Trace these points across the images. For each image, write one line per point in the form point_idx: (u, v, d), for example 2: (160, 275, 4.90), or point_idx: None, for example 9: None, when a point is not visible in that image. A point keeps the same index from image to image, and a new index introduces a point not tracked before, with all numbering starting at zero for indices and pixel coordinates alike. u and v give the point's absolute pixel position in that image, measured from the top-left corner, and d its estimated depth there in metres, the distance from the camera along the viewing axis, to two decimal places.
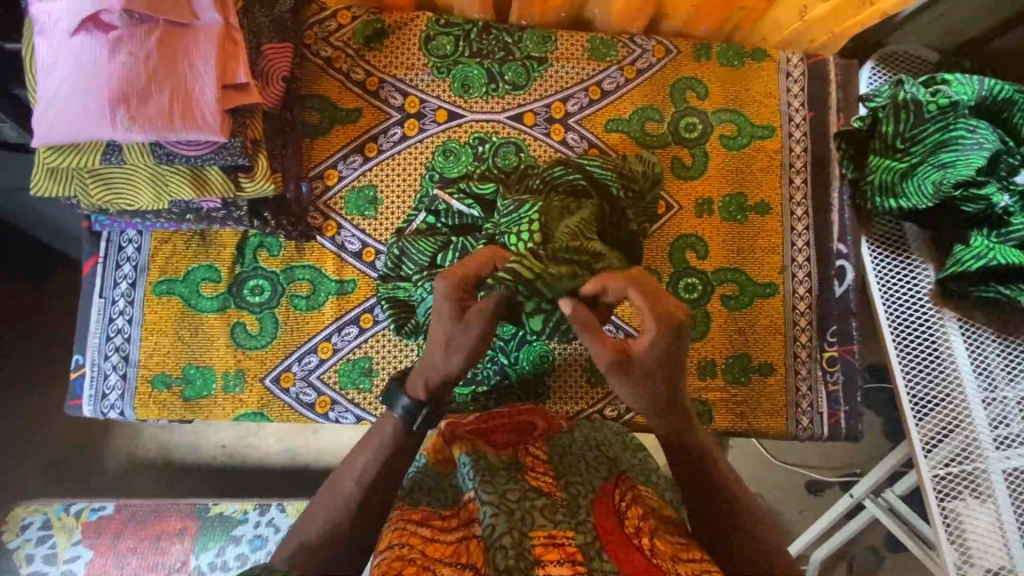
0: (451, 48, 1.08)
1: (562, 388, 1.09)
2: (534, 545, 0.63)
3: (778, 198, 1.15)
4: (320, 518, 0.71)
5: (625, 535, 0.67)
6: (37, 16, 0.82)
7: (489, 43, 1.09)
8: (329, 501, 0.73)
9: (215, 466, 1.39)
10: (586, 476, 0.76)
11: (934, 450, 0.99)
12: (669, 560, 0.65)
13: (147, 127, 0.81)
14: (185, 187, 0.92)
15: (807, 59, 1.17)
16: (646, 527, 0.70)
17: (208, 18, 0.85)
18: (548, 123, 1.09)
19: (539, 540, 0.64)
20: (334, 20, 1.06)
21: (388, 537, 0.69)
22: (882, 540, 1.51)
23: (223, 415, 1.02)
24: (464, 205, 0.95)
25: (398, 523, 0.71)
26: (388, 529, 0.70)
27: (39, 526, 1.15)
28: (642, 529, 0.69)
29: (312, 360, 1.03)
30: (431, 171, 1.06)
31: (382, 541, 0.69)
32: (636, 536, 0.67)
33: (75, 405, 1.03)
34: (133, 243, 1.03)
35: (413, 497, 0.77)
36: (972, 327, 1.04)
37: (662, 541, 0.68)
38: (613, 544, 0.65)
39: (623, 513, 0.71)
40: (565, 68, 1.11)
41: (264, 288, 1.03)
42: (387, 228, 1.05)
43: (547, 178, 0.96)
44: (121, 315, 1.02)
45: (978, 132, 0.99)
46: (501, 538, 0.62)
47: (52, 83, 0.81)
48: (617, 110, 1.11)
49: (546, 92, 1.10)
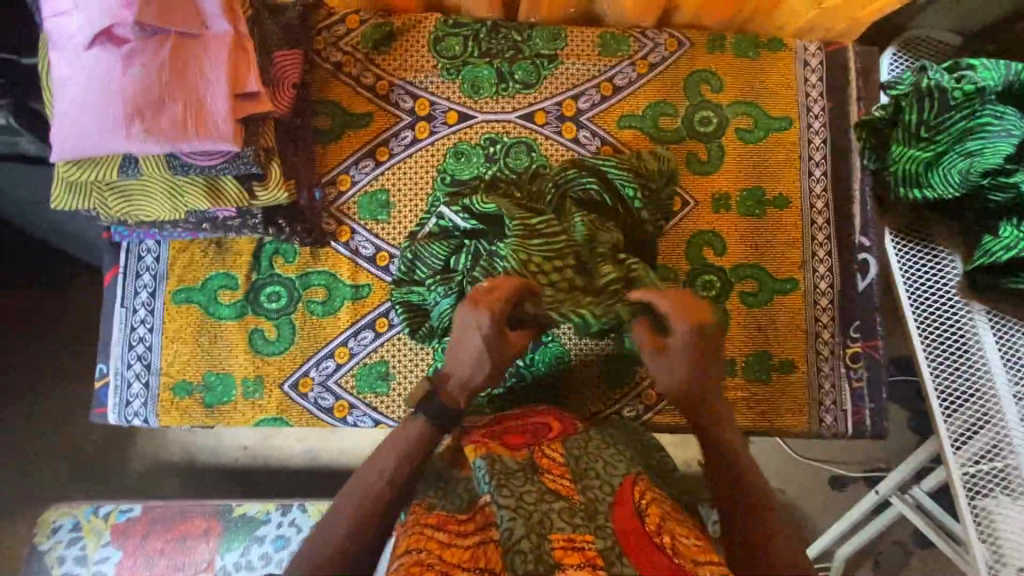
0: (460, 48, 1.07)
1: (580, 389, 1.08)
2: (552, 548, 0.65)
3: (797, 191, 1.12)
4: (330, 533, 0.70)
5: (646, 536, 0.67)
6: (51, 31, 0.83)
7: (496, 42, 1.07)
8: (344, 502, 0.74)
9: (238, 468, 1.41)
10: (603, 478, 0.75)
11: (964, 447, 0.97)
12: (690, 561, 0.66)
13: (160, 139, 0.82)
14: (200, 197, 0.92)
15: (825, 48, 1.14)
16: (664, 527, 0.70)
17: (219, 27, 0.86)
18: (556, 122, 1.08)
19: (557, 542, 0.65)
20: (342, 25, 1.06)
21: (405, 543, 0.69)
22: (909, 536, 1.48)
23: (243, 421, 1.03)
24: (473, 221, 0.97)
25: (413, 528, 0.71)
26: (405, 533, 0.71)
27: (69, 528, 1.18)
28: (662, 530, 0.70)
29: (329, 364, 1.03)
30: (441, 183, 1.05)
31: (399, 549, 0.69)
32: (657, 537, 0.68)
33: (101, 413, 1.04)
34: (151, 253, 1.04)
35: (428, 499, 0.77)
36: (1002, 319, 1.01)
37: (681, 543, 0.69)
38: (636, 554, 0.65)
39: (643, 513, 0.71)
40: (574, 65, 1.09)
41: (280, 296, 1.04)
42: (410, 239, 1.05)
43: (564, 185, 0.99)
44: (141, 324, 1.03)
45: (1006, 119, 0.96)
46: (520, 542, 0.64)
47: (68, 98, 0.82)
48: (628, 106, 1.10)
49: (555, 89, 1.08)
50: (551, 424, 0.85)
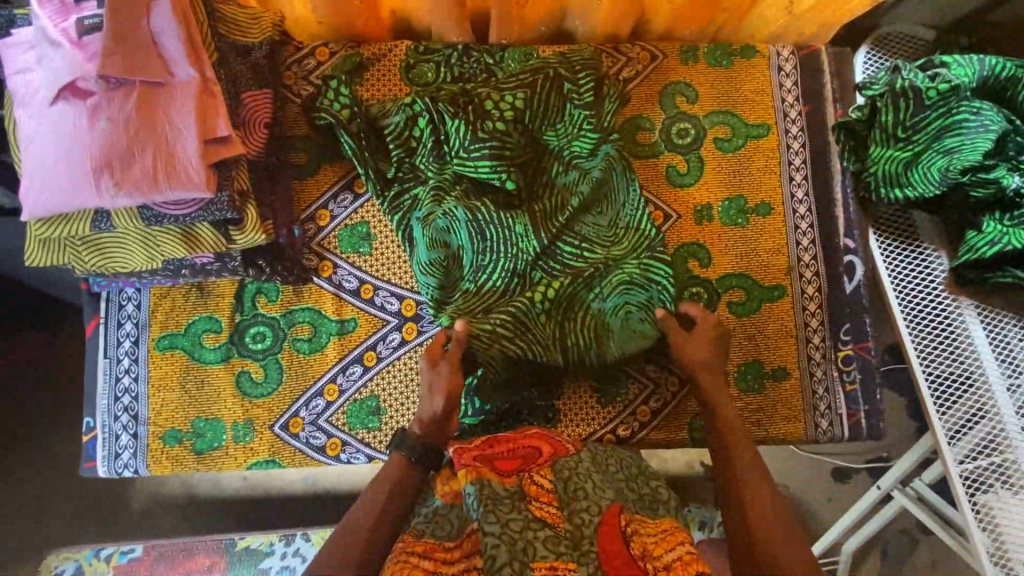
0: (443, 78, 1.05)
1: (572, 410, 1.07)
2: None
3: (779, 197, 1.13)
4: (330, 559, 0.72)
5: (631, 555, 0.69)
6: (15, 89, 0.83)
7: (471, 64, 1.05)
8: (363, 502, 0.79)
9: (237, 502, 1.40)
10: (591, 498, 0.75)
11: (960, 443, 0.97)
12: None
13: (133, 190, 0.81)
14: (176, 246, 0.91)
15: (798, 51, 1.15)
16: (649, 553, 0.73)
17: (185, 74, 0.85)
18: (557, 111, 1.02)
19: (540, 571, 0.67)
20: (311, 58, 1.05)
21: (390, 570, 0.71)
22: (915, 526, 1.49)
23: (235, 465, 1.02)
24: (489, 246, 0.98)
25: (400, 556, 0.73)
26: (392, 562, 0.73)
27: (72, 573, 1.17)
28: (646, 555, 0.72)
29: (319, 403, 1.02)
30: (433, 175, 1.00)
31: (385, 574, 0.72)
32: (641, 558, 0.71)
33: (90, 467, 1.03)
34: (132, 301, 1.03)
35: (418, 529, 0.79)
36: (990, 312, 1.01)
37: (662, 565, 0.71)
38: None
39: (628, 535, 0.73)
40: (559, 76, 1.01)
41: (265, 335, 1.02)
42: (411, 274, 1.04)
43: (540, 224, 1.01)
44: (126, 374, 1.02)
45: (982, 114, 0.97)
46: (501, 570, 0.66)
47: (34, 156, 0.81)
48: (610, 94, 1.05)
49: (535, 105, 1.00)
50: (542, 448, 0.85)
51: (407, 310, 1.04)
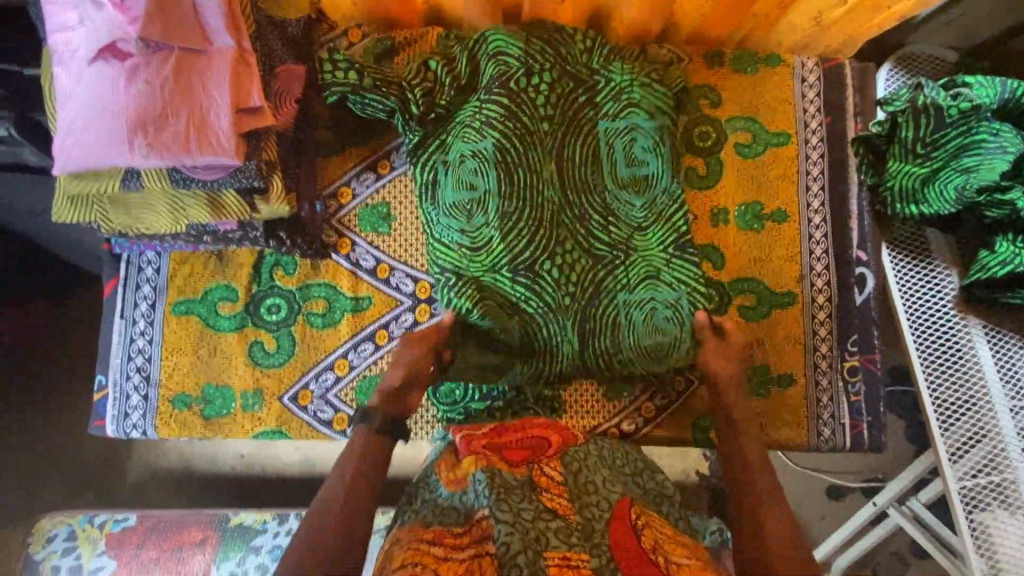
0: (485, 75, 1.00)
1: (577, 402, 1.08)
2: (548, 565, 0.66)
3: (795, 206, 1.14)
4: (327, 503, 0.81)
5: (642, 552, 0.69)
6: (55, 46, 0.84)
7: (513, 46, 0.99)
8: (340, 473, 0.85)
9: (235, 476, 1.41)
10: (601, 494, 0.77)
11: (961, 462, 0.97)
12: None
13: (164, 153, 0.82)
14: (202, 211, 0.93)
15: (823, 64, 1.16)
16: (659, 546, 0.73)
17: (222, 43, 0.86)
18: (584, 120, 1.03)
19: (553, 560, 0.67)
20: (344, 38, 1.07)
21: (402, 555, 0.71)
22: (907, 547, 1.49)
23: (242, 433, 1.03)
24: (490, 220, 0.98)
25: (411, 543, 0.73)
26: (401, 548, 0.73)
27: (64, 537, 1.17)
28: (657, 549, 0.72)
29: (329, 377, 1.03)
30: (454, 155, 0.99)
31: (396, 560, 0.72)
32: (653, 553, 0.70)
33: (99, 425, 1.04)
34: (152, 265, 1.04)
35: (426, 519, 0.79)
36: (997, 332, 1.02)
37: (679, 567, 0.70)
38: (630, 566, 0.67)
39: (638, 530, 0.73)
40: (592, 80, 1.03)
41: (280, 307, 1.04)
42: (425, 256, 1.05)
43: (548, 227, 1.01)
44: (141, 336, 1.03)
45: (1001, 136, 0.98)
46: (516, 557, 0.65)
47: (69, 112, 0.82)
48: (641, 106, 1.04)
49: (567, 111, 1.02)
50: (553, 437, 0.86)
51: (422, 292, 1.05)
